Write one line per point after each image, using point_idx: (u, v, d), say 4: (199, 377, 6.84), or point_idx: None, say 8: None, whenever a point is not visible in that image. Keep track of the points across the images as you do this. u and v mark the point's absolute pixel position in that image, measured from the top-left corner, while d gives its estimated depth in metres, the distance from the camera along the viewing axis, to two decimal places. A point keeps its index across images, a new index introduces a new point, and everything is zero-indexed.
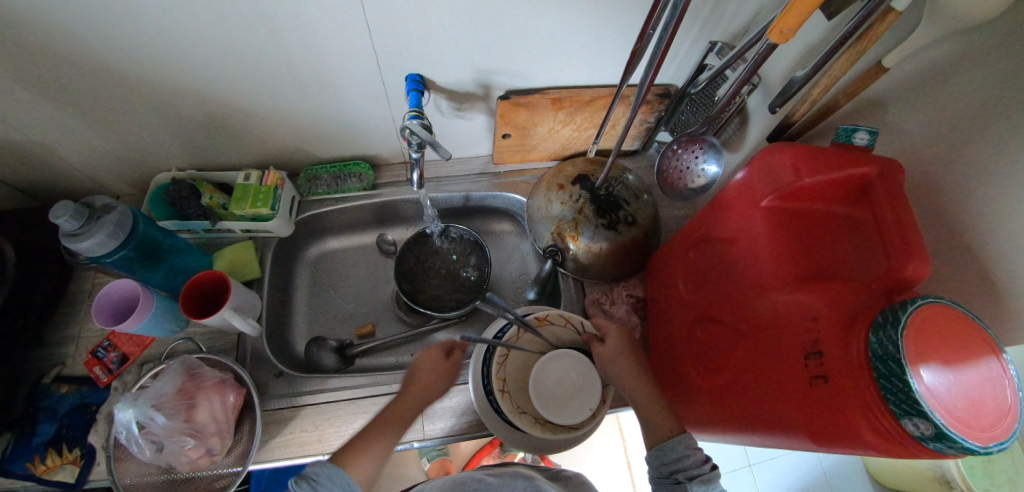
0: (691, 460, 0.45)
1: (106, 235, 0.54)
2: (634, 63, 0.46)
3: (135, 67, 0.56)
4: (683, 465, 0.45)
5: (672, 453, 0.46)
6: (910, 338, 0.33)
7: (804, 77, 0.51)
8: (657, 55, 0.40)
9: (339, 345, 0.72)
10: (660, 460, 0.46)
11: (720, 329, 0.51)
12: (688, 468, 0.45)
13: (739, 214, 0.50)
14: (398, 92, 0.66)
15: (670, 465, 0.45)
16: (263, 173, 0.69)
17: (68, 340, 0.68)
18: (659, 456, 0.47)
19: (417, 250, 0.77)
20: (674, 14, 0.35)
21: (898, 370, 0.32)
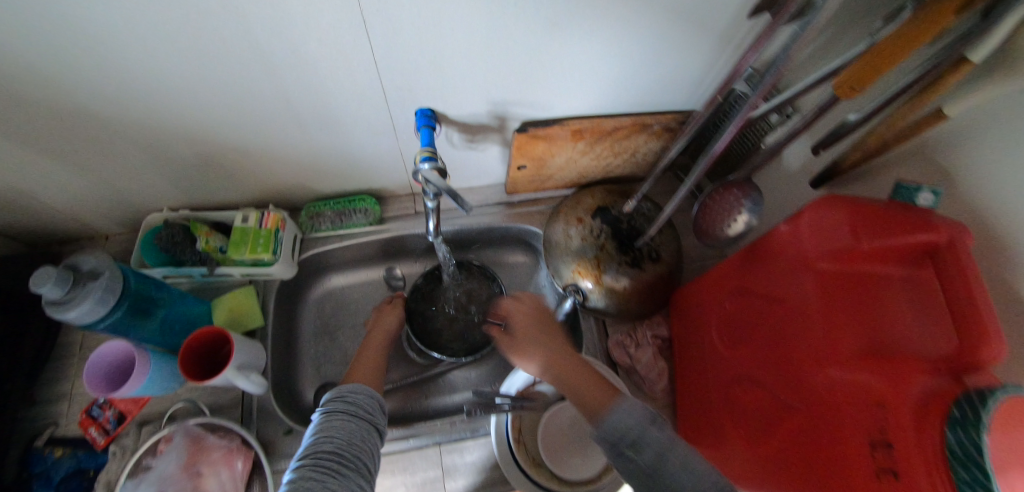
0: (636, 418, 0.41)
1: (94, 302, 0.49)
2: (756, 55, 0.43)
3: (116, 109, 0.50)
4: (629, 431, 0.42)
5: (612, 427, 0.42)
6: (994, 440, 0.29)
7: (857, 121, 0.47)
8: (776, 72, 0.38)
9: None
10: (604, 438, 0.42)
11: (765, 393, 0.47)
12: (630, 427, 0.41)
13: (788, 274, 0.47)
14: (407, 126, 0.61)
15: (615, 440, 0.41)
16: (263, 214, 0.64)
17: (62, 396, 0.64)
18: (601, 432, 0.42)
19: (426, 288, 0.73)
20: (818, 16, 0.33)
21: (983, 477, 0.29)
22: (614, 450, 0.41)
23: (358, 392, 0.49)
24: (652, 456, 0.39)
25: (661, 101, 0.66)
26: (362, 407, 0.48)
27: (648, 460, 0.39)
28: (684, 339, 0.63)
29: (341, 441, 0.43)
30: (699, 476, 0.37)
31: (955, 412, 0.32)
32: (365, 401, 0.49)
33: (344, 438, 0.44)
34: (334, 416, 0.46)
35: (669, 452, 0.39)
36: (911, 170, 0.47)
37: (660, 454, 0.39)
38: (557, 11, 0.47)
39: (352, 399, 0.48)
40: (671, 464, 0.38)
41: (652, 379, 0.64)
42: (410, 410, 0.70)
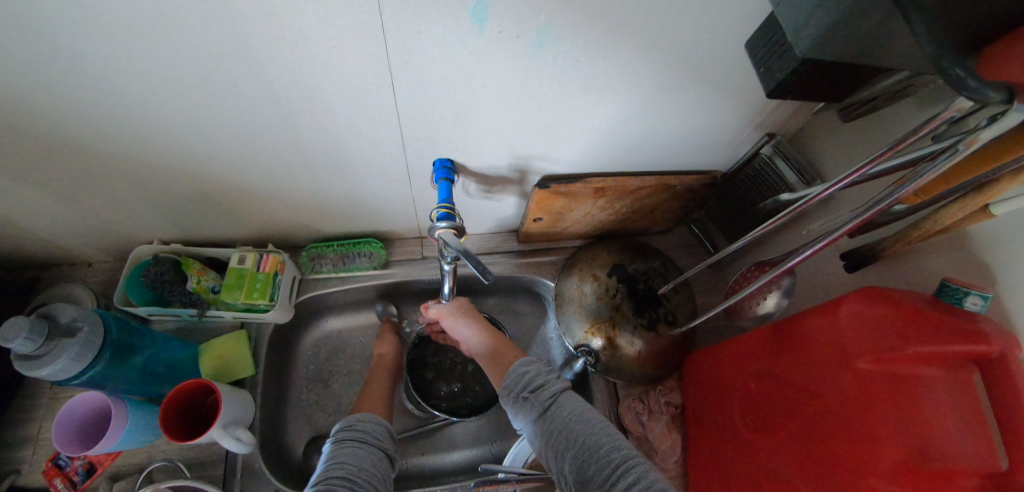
0: (530, 374, 0.48)
1: (71, 358, 0.45)
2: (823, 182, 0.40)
3: (114, 144, 0.47)
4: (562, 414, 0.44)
5: (516, 376, 0.48)
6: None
7: (899, 213, 0.45)
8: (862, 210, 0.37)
9: None
10: (508, 388, 0.48)
11: (789, 488, 0.45)
12: (527, 380, 0.47)
13: (824, 366, 0.44)
14: (422, 174, 0.58)
15: (518, 388, 0.47)
16: (261, 255, 0.60)
17: (25, 441, 0.58)
18: (505, 383, 0.49)
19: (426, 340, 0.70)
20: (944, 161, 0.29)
21: None
22: (517, 395, 0.47)
23: (366, 421, 0.49)
24: (548, 397, 0.46)
25: (684, 161, 0.64)
26: (370, 435, 0.47)
27: (545, 400, 0.45)
28: (697, 412, 0.60)
29: (356, 466, 0.42)
30: (588, 417, 0.43)
31: None
32: (373, 430, 0.48)
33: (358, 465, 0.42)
34: (343, 444, 0.45)
35: (557, 392, 0.46)
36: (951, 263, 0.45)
37: (554, 395, 0.46)
38: (594, 72, 0.45)
39: (360, 427, 0.47)
40: (560, 405, 0.45)
41: (664, 451, 0.61)
42: (404, 469, 0.66)
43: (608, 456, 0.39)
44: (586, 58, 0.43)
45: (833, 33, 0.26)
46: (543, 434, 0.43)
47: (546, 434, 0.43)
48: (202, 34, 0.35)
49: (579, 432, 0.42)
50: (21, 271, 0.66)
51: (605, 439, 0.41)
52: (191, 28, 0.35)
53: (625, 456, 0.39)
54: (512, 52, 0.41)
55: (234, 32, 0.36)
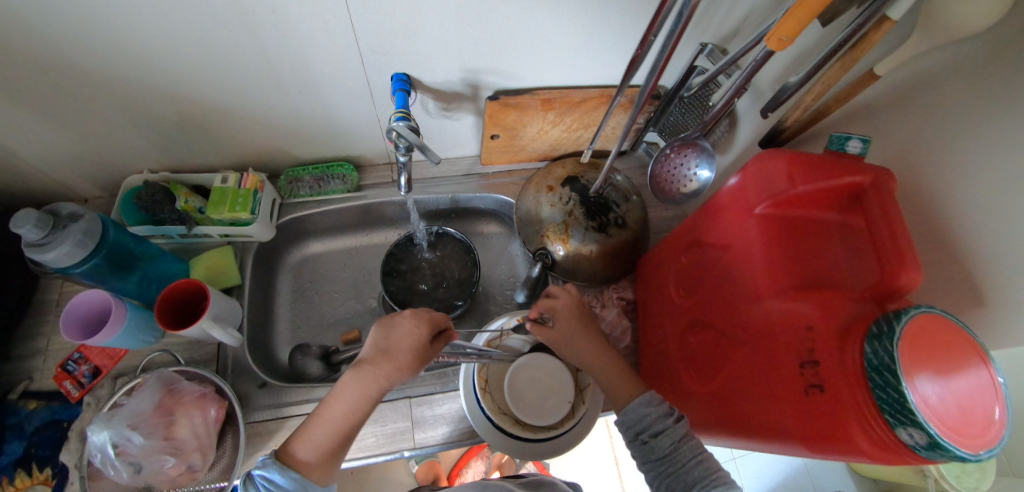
0: (653, 417, 0.44)
1: (73, 245, 0.52)
2: (635, 67, 0.45)
3: (100, 65, 0.52)
4: (703, 456, 0.42)
5: (634, 414, 0.46)
6: (905, 348, 0.34)
7: (797, 82, 0.52)
8: (662, 56, 0.39)
9: (324, 352, 0.67)
10: (625, 424, 0.46)
11: (714, 333, 0.52)
12: (652, 426, 0.44)
13: (732, 220, 0.50)
14: (383, 90, 0.64)
15: (636, 428, 0.45)
16: (242, 175, 0.67)
17: (36, 352, 0.64)
18: (623, 418, 0.46)
19: (402, 254, 0.75)
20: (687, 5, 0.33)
21: (894, 381, 0.33)
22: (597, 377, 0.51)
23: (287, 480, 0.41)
24: (668, 443, 0.42)
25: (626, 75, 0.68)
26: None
27: (664, 448, 0.42)
28: (646, 299, 0.67)
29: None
30: (708, 467, 0.41)
31: (873, 328, 0.37)
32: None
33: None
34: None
35: (681, 440, 0.42)
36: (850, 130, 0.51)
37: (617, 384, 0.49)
38: None
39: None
40: (684, 454, 0.42)
41: (616, 337, 0.69)
42: None
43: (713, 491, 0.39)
44: None
45: None
46: (655, 474, 0.42)
47: (664, 481, 0.42)
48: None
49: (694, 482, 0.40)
50: (20, 205, 0.72)
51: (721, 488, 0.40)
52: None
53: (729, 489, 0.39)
54: None
55: None
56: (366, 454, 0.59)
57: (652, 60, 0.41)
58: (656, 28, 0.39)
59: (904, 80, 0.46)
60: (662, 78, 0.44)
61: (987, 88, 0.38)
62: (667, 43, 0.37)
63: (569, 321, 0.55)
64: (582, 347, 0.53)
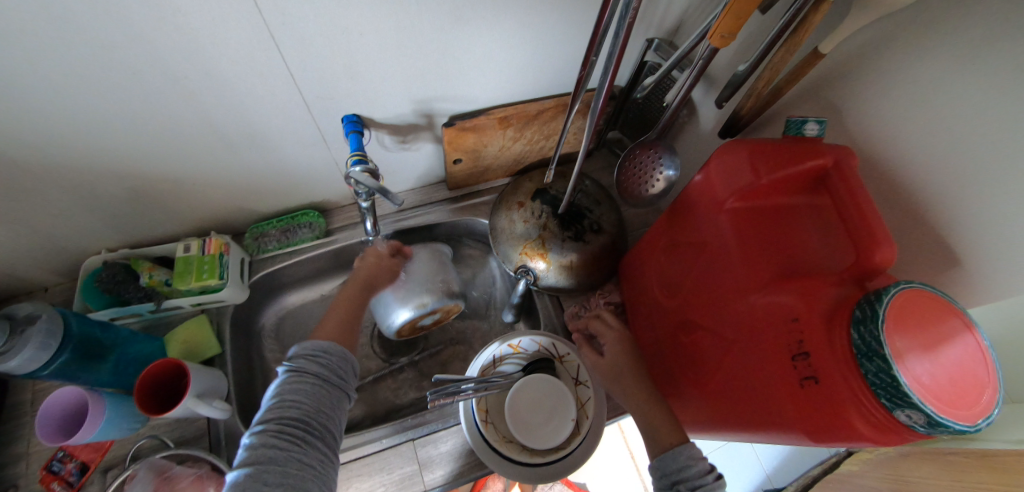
0: (691, 468, 0.43)
1: (35, 347, 0.50)
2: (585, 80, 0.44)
3: (31, 153, 0.50)
4: (685, 476, 0.43)
5: (673, 461, 0.44)
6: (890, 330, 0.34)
7: (747, 71, 0.51)
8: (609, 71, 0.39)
9: None
10: (660, 468, 0.45)
11: (705, 333, 0.52)
12: (689, 477, 0.43)
13: (707, 217, 0.50)
14: (336, 134, 0.62)
15: (669, 475, 0.44)
16: (204, 241, 0.64)
17: (17, 458, 0.62)
18: (658, 464, 0.45)
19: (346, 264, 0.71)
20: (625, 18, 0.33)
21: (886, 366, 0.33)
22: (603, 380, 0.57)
23: (326, 353, 0.50)
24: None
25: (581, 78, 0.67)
26: (328, 370, 0.49)
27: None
28: (633, 302, 0.67)
29: (308, 408, 0.45)
30: None
31: (858, 313, 0.37)
32: (333, 365, 0.50)
33: (314, 402, 0.46)
34: (306, 378, 0.47)
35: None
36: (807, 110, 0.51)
37: (619, 379, 0.55)
38: (458, 4, 0.48)
39: (322, 362, 0.49)
40: None
41: None
42: (380, 412, 0.70)
43: None
44: None
45: None
46: None
47: None
48: (84, 27, 0.39)
49: None
50: None
51: None
52: (74, 22, 0.38)
53: None
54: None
55: (111, 16, 0.39)
56: None
57: (602, 74, 0.40)
58: (599, 44, 0.38)
59: (851, 53, 0.45)
60: (616, 87, 0.43)
61: (931, 55, 0.38)
62: (610, 60, 0.37)
63: (622, 356, 0.56)
64: (627, 384, 0.54)
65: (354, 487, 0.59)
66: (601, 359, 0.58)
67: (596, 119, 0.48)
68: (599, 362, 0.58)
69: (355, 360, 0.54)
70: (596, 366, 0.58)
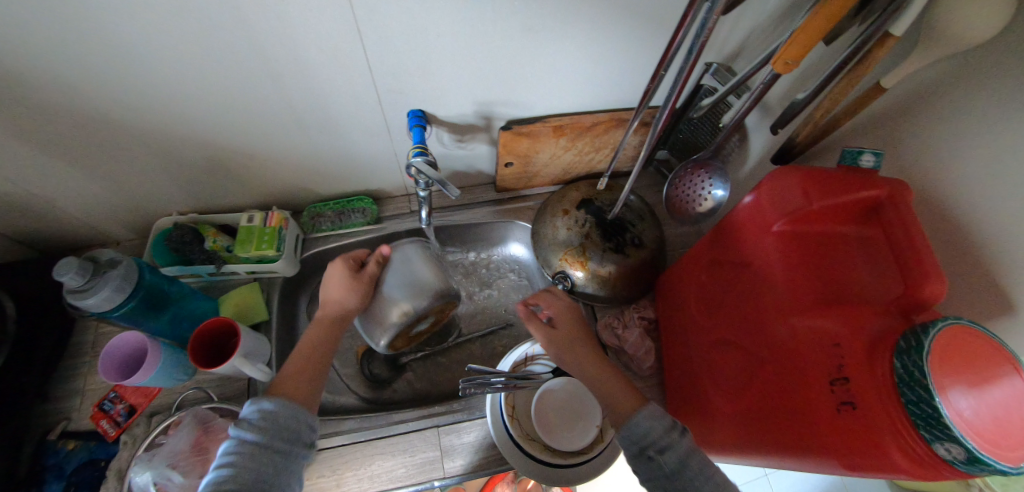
0: (656, 431, 0.44)
1: (113, 289, 0.54)
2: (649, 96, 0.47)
3: (134, 116, 0.56)
4: (651, 438, 0.44)
5: (639, 429, 0.44)
6: (935, 361, 0.34)
7: (805, 100, 0.53)
8: (674, 88, 0.42)
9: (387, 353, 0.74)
10: (628, 439, 0.45)
11: (740, 352, 0.52)
12: (656, 439, 0.43)
13: (751, 239, 0.51)
14: (400, 126, 0.66)
15: (636, 441, 0.44)
16: (267, 214, 0.69)
17: (75, 392, 0.67)
18: (624, 433, 0.45)
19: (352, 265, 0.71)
20: (698, 39, 0.36)
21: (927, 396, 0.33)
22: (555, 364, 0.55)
23: (271, 412, 0.45)
24: (675, 459, 0.42)
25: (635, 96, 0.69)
26: (274, 432, 0.44)
27: (673, 456, 0.42)
28: (666, 318, 0.68)
29: (245, 482, 0.40)
30: (709, 474, 0.41)
31: (902, 342, 0.37)
32: (279, 426, 0.45)
33: (251, 478, 0.41)
34: (246, 446, 0.42)
35: (687, 455, 0.42)
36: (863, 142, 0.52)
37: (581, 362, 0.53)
38: (530, 14, 0.51)
39: (267, 425, 0.44)
40: (693, 469, 0.42)
41: (640, 358, 0.68)
42: (407, 397, 0.72)
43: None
44: (518, 2, 0.49)
45: None
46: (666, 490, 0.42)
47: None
48: (201, 9, 0.44)
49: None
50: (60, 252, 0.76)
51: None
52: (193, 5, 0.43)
53: None
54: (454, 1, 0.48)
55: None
56: (396, 485, 0.60)
57: (667, 91, 0.43)
58: (667, 62, 0.41)
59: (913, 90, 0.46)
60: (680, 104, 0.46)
61: (998, 96, 0.39)
62: (678, 77, 0.40)
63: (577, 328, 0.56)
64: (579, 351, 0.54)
65: (377, 464, 0.61)
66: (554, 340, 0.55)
67: (655, 139, 0.51)
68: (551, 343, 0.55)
69: (312, 415, 0.48)
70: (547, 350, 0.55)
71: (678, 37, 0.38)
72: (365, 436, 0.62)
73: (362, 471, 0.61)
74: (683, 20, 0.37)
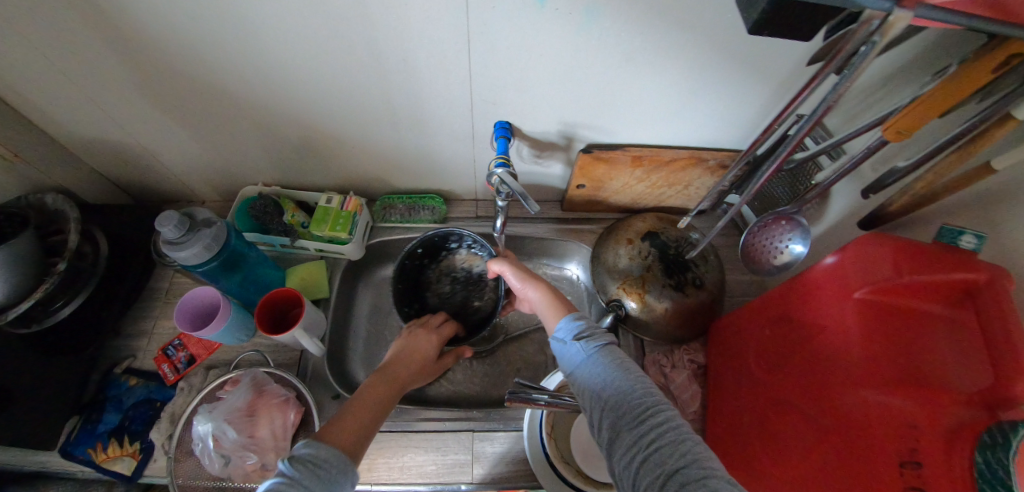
0: (582, 327, 0.49)
1: (201, 248, 0.58)
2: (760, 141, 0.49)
3: (246, 90, 0.60)
4: (579, 332, 0.48)
5: (567, 327, 0.50)
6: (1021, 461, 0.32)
7: (906, 168, 0.51)
8: (790, 143, 0.44)
9: None
10: (558, 336, 0.50)
11: (799, 415, 0.51)
12: (583, 333, 0.48)
13: (828, 302, 0.51)
14: (485, 135, 0.69)
15: (563, 337, 0.49)
16: (344, 197, 0.73)
17: (143, 333, 0.72)
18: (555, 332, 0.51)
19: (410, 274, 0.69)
20: (820, 109, 0.37)
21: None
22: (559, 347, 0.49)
23: (325, 458, 0.39)
24: (592, 346, 0.46)
25: (717, 139, 0.70)
26: (315, 475, 0.38)
27: (673, 460, 0.35)
28: (719, 366, 0.67)
29: None
30: (631, 368, 0.43)
31: (986, 437, 0.35)
32: (327, 473, 0.38)
33: None
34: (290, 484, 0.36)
35: (603, 344, 0.46)
36: (962, 219, 0.50)
37: (592, 348, 0.46)
38: (635, 45, 0.52)
39: (316, 470, 0.38)
40: (607, 356, 0.45)
41: (684, 401, 0.70)
42: (444, 394, 0.74)
43: (641, 397, 0.40)
44: (626, 32, 0.50)
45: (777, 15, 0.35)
46: (586, 379, 0.44)
47: (595, 391, 0.42)
48: (330, 4, 0.47)
49: (620, 380, 0.42)
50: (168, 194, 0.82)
51: (643, 389, 0.41)
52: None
53: (656, 400, 0.40)
54: (566, 24, 0.49)
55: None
56: (425, 481, 0.61)
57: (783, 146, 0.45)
58: (789, 113, 0.43)
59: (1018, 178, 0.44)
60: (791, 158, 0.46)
61: None
62: (797, 135, 0.42)
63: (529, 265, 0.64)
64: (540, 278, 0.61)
65: (410, 457, 0.62)
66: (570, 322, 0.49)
67: (749, 195, 0.55)
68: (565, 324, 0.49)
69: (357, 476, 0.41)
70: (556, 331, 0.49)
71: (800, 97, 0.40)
72: (402, 426, 0.64)
73: (394, 460, 0.62)
74: (807, 86, 0.37)
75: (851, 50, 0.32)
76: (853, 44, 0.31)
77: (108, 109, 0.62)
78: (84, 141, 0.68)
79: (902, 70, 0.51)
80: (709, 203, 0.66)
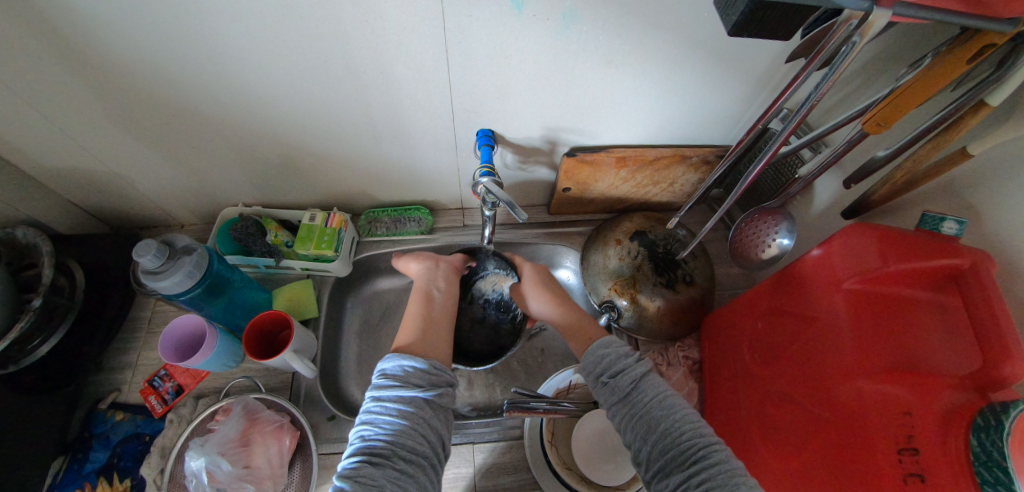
0: (612, 358, 0.48)
1: (184, 275, 0.56)
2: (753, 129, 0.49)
3: (221, 111, 0.58)
4: (610, 366, 0.48)
5: (597, 359, 0.49)
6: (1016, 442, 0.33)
7: (885, 158, 0.51)
8: (783, 136, 0.43)
9: None
10: (587, 370, 0.49)
11: (796, 406, 0.51)
12: (615, 367, 0.47)
13: (819, 293, 0.51)
14: (467, 144, 0.68)
15: (596, 372, 0.48)
16: (328, 214, 0.72)
17: (127, 365, 0.70)
18: (584, 365, 0.50)
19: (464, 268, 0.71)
20: (821, 89, 0.37)
21: (1008, 479, 0.32)
22: (597, 379, 0.48)
23: (409, 369, 0.45)
24: (628, 382, 0.45)
25: (698, 136, 0.70)
26: (408, 387, 0.44)
27: None
28: (715, 361, 0.68)
29: (385, 432, 0.40)
30: (673, 404, 0.43)
31: (981, 420, 0.36)
32: (409, 380, 0.44)
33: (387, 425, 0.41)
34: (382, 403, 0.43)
35: (641, 378, 0.46)
36: (938, 204, 0.51)
37: (635, 381, 0.45)
38: (614, 48, 0.52)
39: (402, 379, 0.44)
40: (645, 391, 0.45)
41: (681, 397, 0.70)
42: None
43: (688, 438, 0.40)
44: (604, 34, 0.50)
45: (759, 12, 0.36)
46: (627, 416, 0.44)
47: (637, 425, 0.43)
48: (301, 18, 0.45)
49: (661, 418, 0.42)
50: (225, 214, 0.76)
51: (687, 425, 0.41)
52: (296, 14, 0.45)
53: (704, 438, 0.40)
54: (545, 30, 0.49)
55: (329, 13, 0.45)
56: None
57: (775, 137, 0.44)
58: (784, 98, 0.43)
59: (994, 161, 0.45)
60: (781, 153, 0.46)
61: None
62: (792, 123, 0.41)
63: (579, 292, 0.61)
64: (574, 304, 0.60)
65: None
66: (607, 351, 0.49)
67: (738, 196, 0.54)
68: (602, 353, 0.49)
69: (437, 372, 0.47)
70: (593, 361, 0.49)
71: (788, 88, 0.41)
72: None
73: None
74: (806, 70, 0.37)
75: (836, 47, 0.34)
76: (836, 42, 0.33)
77: (78, 138, 0.60)
78: (52, 171, 0.65)
79: (875, 61, 0.52)
80: (698, 197, 0.66)
